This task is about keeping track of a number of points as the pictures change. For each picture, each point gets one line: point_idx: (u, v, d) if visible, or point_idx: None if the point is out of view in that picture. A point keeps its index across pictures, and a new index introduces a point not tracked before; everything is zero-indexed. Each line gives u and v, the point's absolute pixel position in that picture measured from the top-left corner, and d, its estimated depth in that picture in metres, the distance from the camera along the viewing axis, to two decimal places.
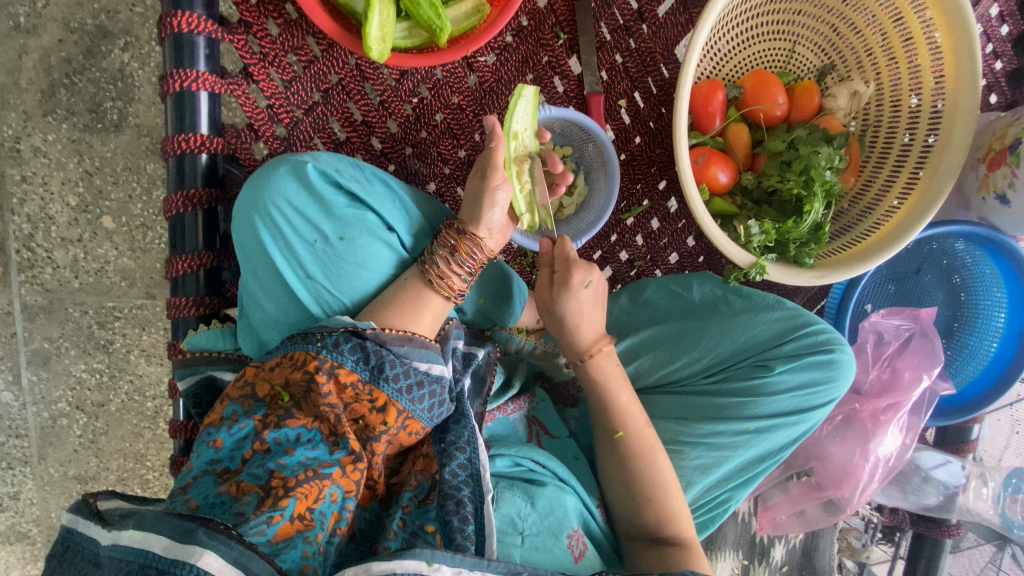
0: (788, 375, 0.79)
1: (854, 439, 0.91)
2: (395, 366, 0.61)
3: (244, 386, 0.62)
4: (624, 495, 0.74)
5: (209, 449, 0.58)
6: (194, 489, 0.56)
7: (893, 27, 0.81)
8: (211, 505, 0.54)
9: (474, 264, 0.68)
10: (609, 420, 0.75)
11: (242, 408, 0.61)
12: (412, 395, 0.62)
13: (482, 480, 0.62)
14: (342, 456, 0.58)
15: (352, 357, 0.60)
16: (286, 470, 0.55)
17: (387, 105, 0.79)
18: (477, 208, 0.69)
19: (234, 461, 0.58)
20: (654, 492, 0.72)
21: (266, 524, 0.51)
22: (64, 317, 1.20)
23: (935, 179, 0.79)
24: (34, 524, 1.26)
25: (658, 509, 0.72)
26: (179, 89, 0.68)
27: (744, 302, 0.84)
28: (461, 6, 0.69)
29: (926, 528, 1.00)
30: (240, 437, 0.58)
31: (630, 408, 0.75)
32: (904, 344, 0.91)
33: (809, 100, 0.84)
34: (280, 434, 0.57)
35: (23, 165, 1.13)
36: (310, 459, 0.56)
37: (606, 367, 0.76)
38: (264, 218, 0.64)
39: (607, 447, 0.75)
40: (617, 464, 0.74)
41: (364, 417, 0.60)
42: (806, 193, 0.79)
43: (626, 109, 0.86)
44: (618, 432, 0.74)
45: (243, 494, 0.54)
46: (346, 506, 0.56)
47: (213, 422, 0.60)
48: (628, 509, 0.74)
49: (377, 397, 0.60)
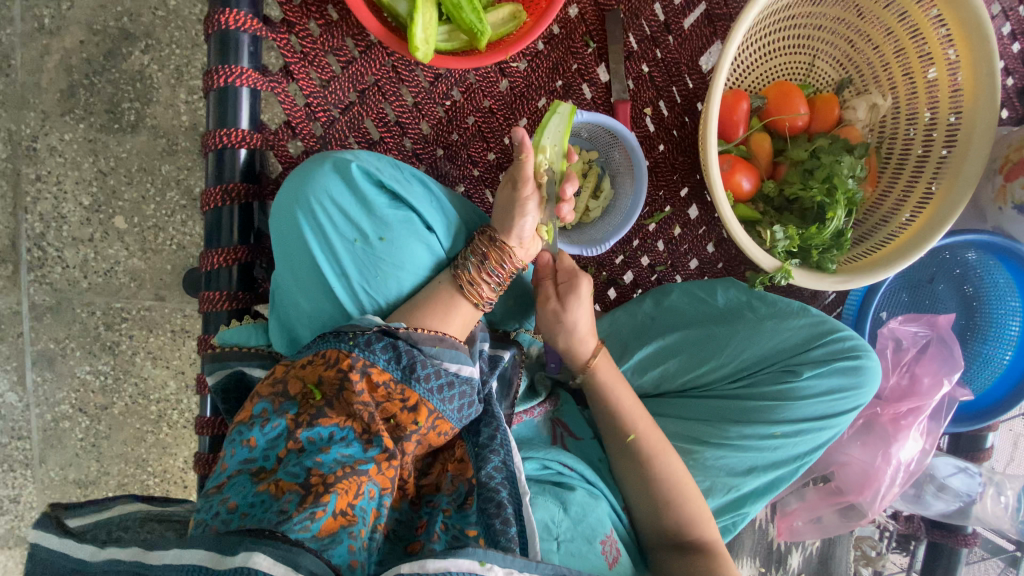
0: (816, 381, 0.81)
1: (875, 444, 0.92)
2: (426, 366, 0.60)
3: (275, 383, 0.60)
4: (645, 501, 0.74)
5: (242, 448, 0.57)
6: (230, 489, 0.54)
7: (911, 42, 0.84)
8: (250, 504, 0.53)
9: (504, 273, 0.69)
10: (617, 424, 0.75)
11: (273, 406, 0.59)
12: (443, 395, 0.61)
13: (518, 482, 0.62)
14: (377, 454, 0.57)
15: (384, 356, 0.60)
16: (324, 467, 0.54)
17: (421, 108, 0.80)
18: (509, 216, 0.69)
19: (268, 459, 0.56)
20: (672, 493, 0.72)
21: (310, 519, 0.50)
22: (71, 318, 1.18)
23: (954, 189, 0.81)
24: (33, 529, 1.23)
25: (679, 511, 0.72)
26: (222, 84, 0.70)
27: (770, 308, 0.86)
28: (499, 12, 0.71)
29: (942, 536, 1.02)
30: (273, 437, 0.57)
31: (635, 409, 0.76)
32: (921, 351, 0.93)
33: (829, 112, 0.87)
34: (313, 432, 0.56)
35: (38, 164, 1.12)
36: (346, 456, 0.56)
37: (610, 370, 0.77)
38: (306, 213, 0.66)
39: (619, 451, 0.75)
40: (632, 467, 0.74)
41: (395, 417, 0.59)
42: (829, 201, 0.81)
43: (650, 116, 0.88)
44: (630, 436, 0.74)
45: (283, 493, 0.53)
46: (384, 503, 0.57)
47: (244, 420, 0.58)
48: (649, 515, 0.74)
49: (409, 396, 0.59)
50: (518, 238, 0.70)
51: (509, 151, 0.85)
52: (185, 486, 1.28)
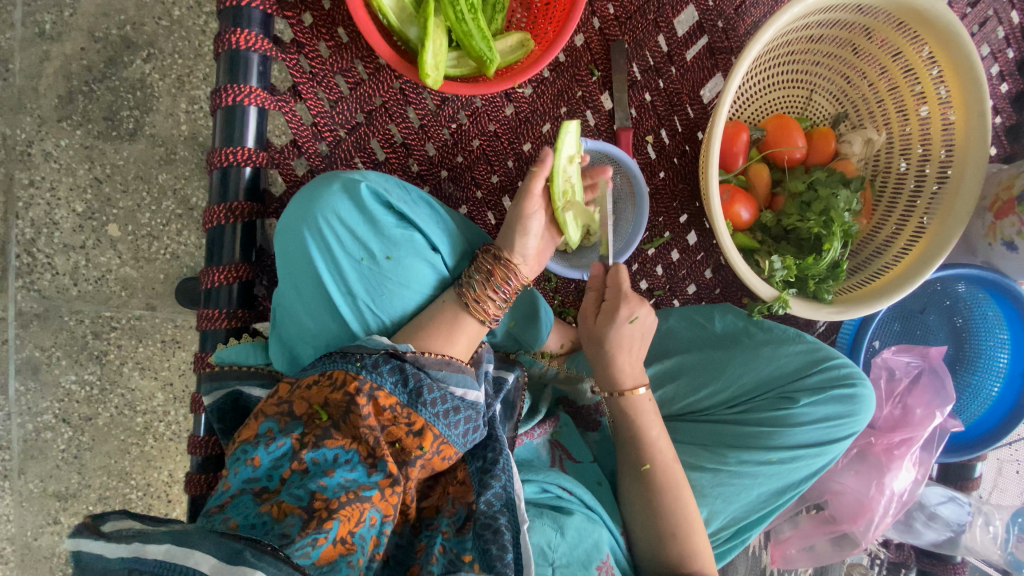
0: (812, 408, 0.81)
1: (869, 473, 0.93)
2: (433, 392, 0.60)
3: (280, 403, 0.60)
4: (648, 530, 0.74)
5: (246, 467, 0.56)
6: (233, 509, 0.54)
7: (905, 80, 0.87)
8: (252, 525, 0.52)
9: (509, 290, 0.69)
10: (639, 452, 0.75)
11: (279, 425, 0.59)
12: (448, 420, 0.60)
13: (516, 509, 0.62)
14: (380, 479, 0.56)
15: (391, 379, 0.59)
16: (328, 491, 0.53)
17: (427, 130, 0.81)
18: (512, 235, 0.70)
19: (272, 480, 0.56)
20: (678, 528, 0.72)
21: (311, 545, 0.49)
22: (58, 326, 1.16)
23: (946, 224, 0.83)
24: (8, 543, 1.19)
25: (682, 545, 0.72)
26: (230, 102, 0.71)
27: (766, 334, 0.87)
28: (508, 40, 0.72)
29: (931, 564, 1.04)
30: (278, 456, 0.57)
31: (661, 439, 0.76)
32: (914, 382, 0.94)
33: (826, 145, 0.89)
34: (318, 454, 0.56)
35: (32, 170, 1.11)
36: (350, 480, 0.55)
37: (642, 402, 0.77)
38: (314, 231, 0.66)
39: (634, 479, 0.75)
40: (642, 496, 0.74)
41: (400, 441, 0.59)
42: (826, 232, 0.82)
43: (652, 144, 0.90)
44: (646, 465, 0.74)
45: (285, 516, 0.53)
46: (384, 531, 0.55)
47: (248, 439, 0.58)
48: (651, 546, 0.74)
49: (414, 421, 0.59)
50: (522, 255, 0.71)
51: (512, 174, 0.86)
52: (168, 500, 1.25)
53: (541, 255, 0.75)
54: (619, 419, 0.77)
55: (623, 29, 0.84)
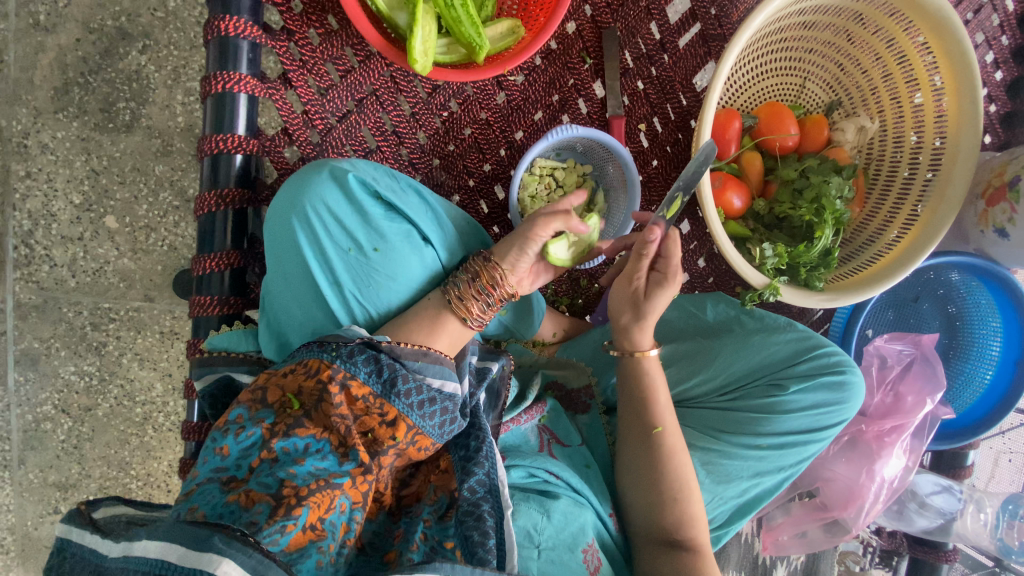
0: (802, 395, 0.82)
1: (859, 460, 0.93)
2: (407, 382, 0.62)
3: (255, 390, 0.61)
4: (647, 496, 0.75)
5: (215, 456, 0.57)
6: (199, 497, 0.54)
7: (898, 68, 0.87)
8: (219, 515, 0.53)
9: (496, 296, 0.69)
10: (647, 416, 0.76)
11: (249, 413, 0.60)
12: (423, 411, 0.62)
13: (500, 495, 0.65)
14: (352, 468, 0.58)
15: (365, 369, 0.60)
16: (297, 479, 0.54)
17: (418, 118, 0.81)
18: (511, 248, 0.70)
19: (240, 469, 0.56)
20: (677, 493, 0.74)
21: (280, 533, 0.51)
22: (57, 317, 1.17)
23: (938, 211, 0.83)
24: (9, 532, 1.21)
25: (680, 509, 0.74)
26: (220, 89, 0.71)
27: (757, 323, 0.88)
28: (498, 27, 0.72)
29: (923, 552, 1.03)
30: (247, 445, 0.57)
31: (668, 406, 0.77)
32: (905, 369, 0.95)
33: (819, 133, 0.88)
34: (289, 443, 0.57)
35: (29, 161, 1.11)
36: (321, 469, 0.56)
37: (654, 367, 0.78)
38: (302, 221, 0.67)
39: (640, 442, 0.76)
40: (648, 458, 0.75)
41: (373, 431, 0.60)
42: (817, 220, 0.83)
43: (644, 132, 0.90)
44: (655, 428, 0.75)
45: (253, 504, 0.53)
46: (354, 518, 0.57)
47: (219, 427, 0.59)
48: (648, 510, 0.76)
49: (387, 411, 0.60)
50: (511, 265, 0.70)
51: (504, 163, 0.86)
52: (168, 490, 1.26)
53: (533, 275, 0.75)
54: (632, 380, 0.78)
55: (614, 16, 0.84)
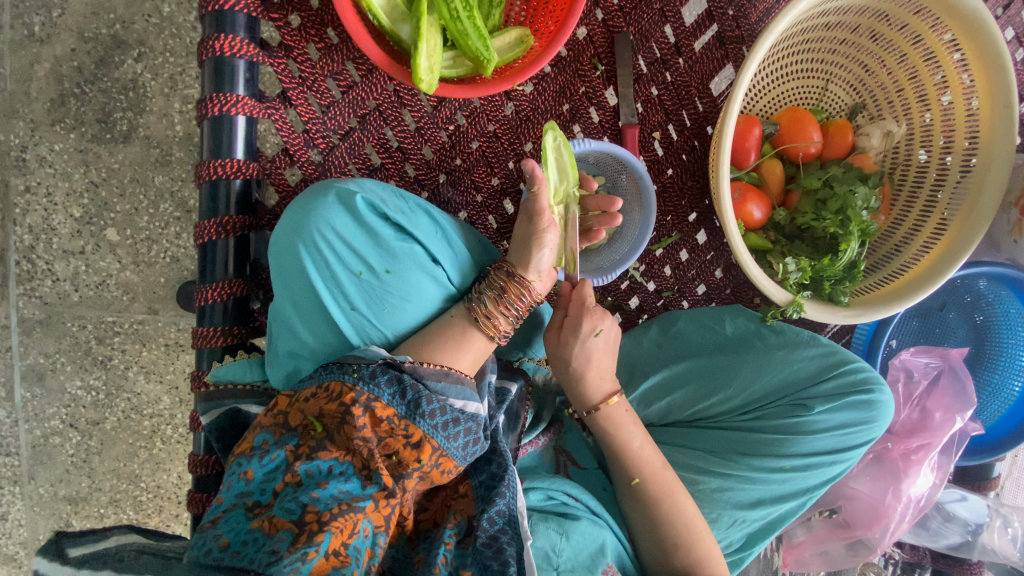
0: (827, 415, 0.79)
1: (885, 479, 0.90)
2: (432, 402, 0.59)
3: (277, 415, 0.60)
4: (652, 541, 0.74)
5: (239, 481, 0.57)
6: (224, 524, 0.54)
7: (926, 67, 0.82)
8: (243, 542, 0.53)
9: (522, 306, 0.68)
10: (625, 467, 0.74)
11: (274, 437, 0.59)
12: (448, 432, 0.59)
13: (519, 526, 0.64)
14: (375, 491, 0.56)
15: (389, 391, 0.58)
16: (319, 504, 0.53)
17: (423, 132, 0.78)
18: (526, 251, 0.69)
19: (264, 493, 0.56)
20: (680, 538, 0.72)
21: (300, 561, 0.49)
22: (62, 332, 1.15)
23: (969, 221, 0.79)
24: (21, 546, 1.20)
25: (689, 554, 0.72)
26: (217, 112, 0.68)
27: (779, 338, 0.84)
28: (506, 37, 0.69)
29: (947, 565, 1.01)
30: (270, 469, 0.57)
31: (646, 452, 0.75)
32: (932, 384, 0.91)
33: (843, 138, 0.84)
34: (312, 466, 0.56)
35: (28, 175, 1.09)
36: (343, 492, 0.55)
37: (617, 415, 0.75)
38: (309, 246, 0.63)
39: (627, 493, 0.75)
40: (640, 509, 0.74)
41: (397, 453, 0.58)
42: (843, 232, 0.79)
43: (659, 140, 0.86)
44: (634, 480, 0.74)
45: (277, 531, 0.53)
46: (378, 543, 0.55)
47: (244, 452, 0.59)
48: (657, 554, 0.74)
49: (412, 433, 0.58)
50: (535, 270, 0.69)
51: (513, 176, 0.83)
52: (178, 502, 1.25)
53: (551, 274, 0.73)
54: (605, 428, 0.75)
55: (627, 20, 0.80)
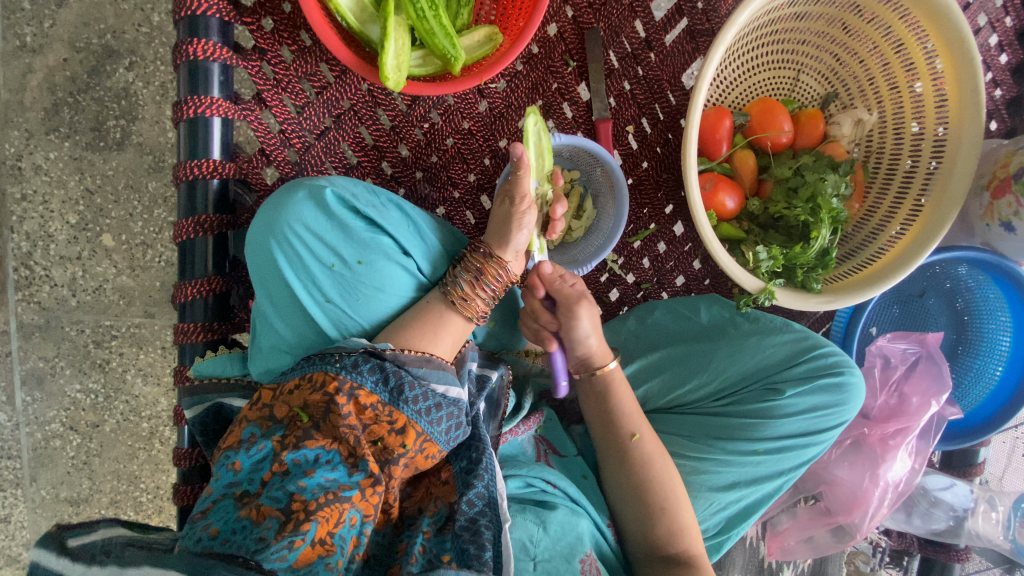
0: (799, 398, 0.80)
1: (863, 464, 0.91)
2: (414, 388, 0.61)
3: (262, 408, 0.62)
4: (636, 508, 0.75)
5: (228, 472, 0.58)
6: (213, 514, 0.55)
7: (895, 56, 0.83)
8: (232, 530, 0.53)
9: (497, 287, 0.70)
10: (620, 425, 0.76)
11: (261, 430, 0.60)
12: (431, 417, 0.61)
13: (498, 508, 0.65)
14: (362, 479, 0.57)
15: (372, 378, 0.60)
16: (307, 492, 0.54)
17: (399, 130, 0.79)
18: (499, 234, 0.70)
19: (252, 483, 0.57)
20: (666, 502, 0.74)
21: (288, 549, 0.50)
22: (60, 336, 1.18)
23: (941, 204, 0.80)
24: (24, 548, 1.23)
25: (669, 522, 0.73)
26: (192, 115, 0.70)
27: (753, 324, 0.85)
28: (474, 35, 0.70)
29: (935, 551, 1.01)
30: (258, 459, 0.57)
31: (636, 411, 0.77)
32: (910, 369, 0.92)
33: (814, 127, 0.85)
34: (299, 454, 0.57)
35: (24, 183, 1.12)
36: (331, 480, 0.56)
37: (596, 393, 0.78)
38: (282, 240, 0.65)
39: (617, 452, 0.76)
40: (624, 472, 0.75)
41: (383, 439, 0.59)
42: (814, 219, 0.80)
43: (633, 134, 0.87)
44: (631, 436, 0.75)
45: (264, 518, 0.53)
46: (365, 531, 0.56)
47: (231, 445, 0.59)
48: (639, 523, 0.75)
49: (396, 418, 0.60)
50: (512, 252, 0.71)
51: (489, 172, 0.84)
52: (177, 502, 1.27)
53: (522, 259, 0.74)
54: (593, 402, 0.78)
55: (597, 15, 0.81)
